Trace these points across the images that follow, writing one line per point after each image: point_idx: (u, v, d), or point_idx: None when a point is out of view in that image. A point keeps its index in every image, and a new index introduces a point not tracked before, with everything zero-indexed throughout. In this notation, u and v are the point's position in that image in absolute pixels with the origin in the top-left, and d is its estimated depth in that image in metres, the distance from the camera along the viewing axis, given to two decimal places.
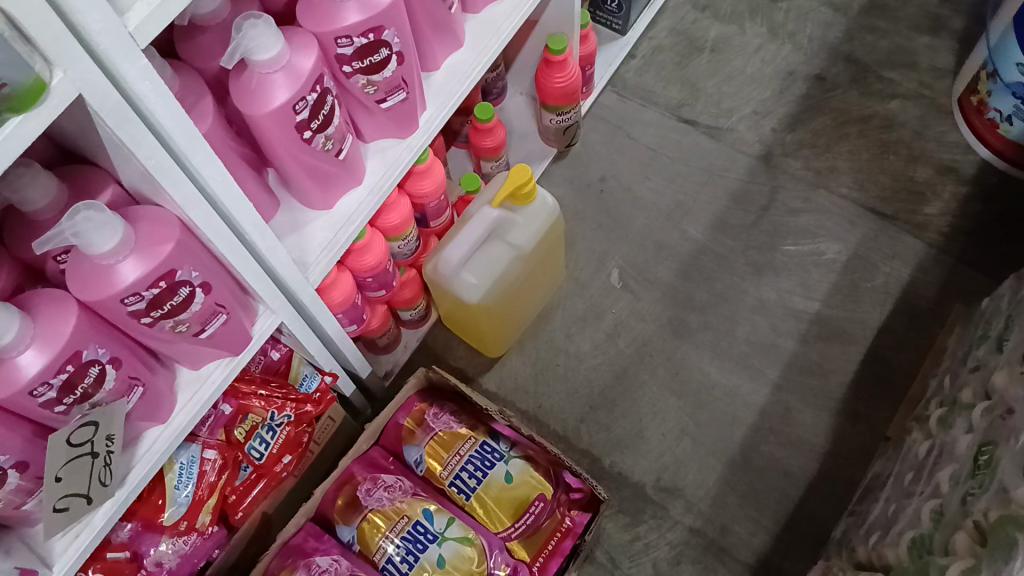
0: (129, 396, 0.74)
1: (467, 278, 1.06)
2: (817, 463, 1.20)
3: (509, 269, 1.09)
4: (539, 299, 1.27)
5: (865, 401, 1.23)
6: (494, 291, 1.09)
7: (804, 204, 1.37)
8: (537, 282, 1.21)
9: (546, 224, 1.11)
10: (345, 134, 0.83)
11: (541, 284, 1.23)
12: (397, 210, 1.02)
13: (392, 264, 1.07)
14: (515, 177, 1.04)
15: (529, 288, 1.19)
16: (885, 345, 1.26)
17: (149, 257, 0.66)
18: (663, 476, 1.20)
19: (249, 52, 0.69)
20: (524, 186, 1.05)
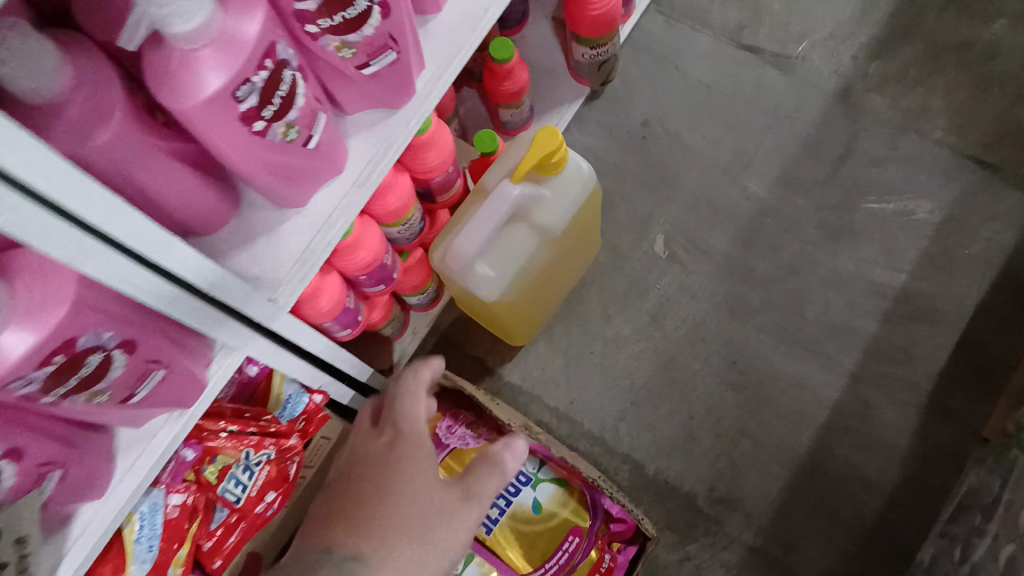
0: (43, 483, 0.56)
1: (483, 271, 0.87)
2: (899, 469, 1.01)
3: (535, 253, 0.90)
4: (570, 280, 1.07)
5: (959, 396, 1.03)
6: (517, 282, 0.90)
7: (890, 152, 1.14)
8: (568, 264, 1.01)
9: (580, 196, 0.90)
10: (315, 114, 0.62)
11: (572, 265, 1.03)
12: (396, 191, 0.82)
13: (391, 253, 0.88)
14: (541, 144, 0.83)
15: (558, 273, 0.99)
16: (984, 327, 1.05)
17: (37, 329, 0.46)
18: (718, 486, 1.03)
19: (161, 21, 0.48)
20: (554, 155, 0.84)
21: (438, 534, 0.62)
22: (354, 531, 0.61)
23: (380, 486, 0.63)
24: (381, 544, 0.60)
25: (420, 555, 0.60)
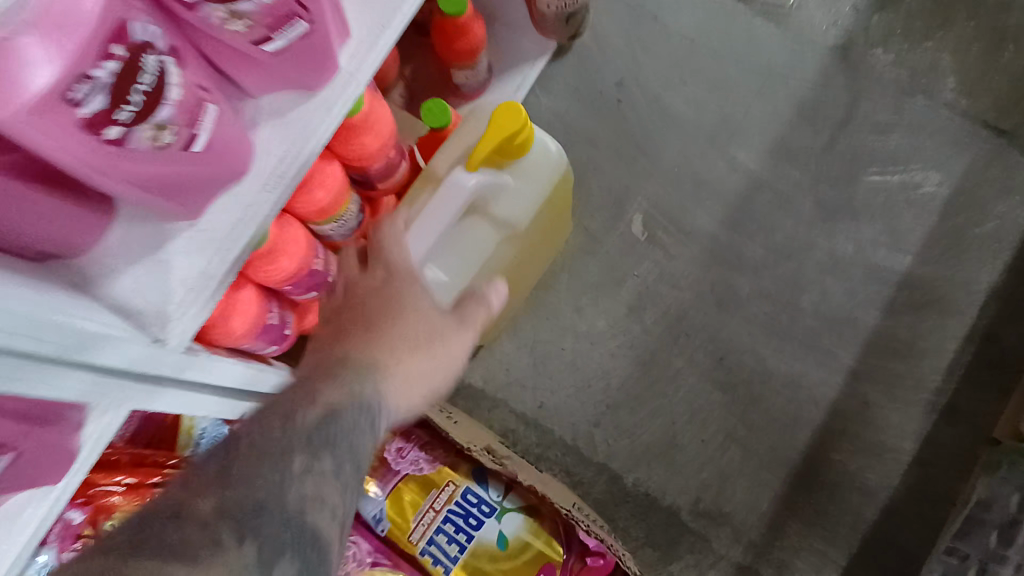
0: None
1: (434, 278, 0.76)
2: (902, 477, 0.92)
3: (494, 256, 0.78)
4: (539, 271, 0.94)
5: (967, 394, 0.93)
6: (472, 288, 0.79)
7: (895, 117, 1.01)
8: (534, 258, 0.89)
9: (547, 187, 0.78)
10: (201, 107, 0.47)
11: (540, 256, 0.91)
12: (324, 185, 0.67)
13: (324, 254, 0.74)
14: (500, 124, 0.69)
15: (523, 270, 0.88)
16: (995, 316, 0.95)
17: None
18: (703, 498, 0.93)
19: None
20: (515, 135, 0.70)
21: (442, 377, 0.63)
22: (375, 337, 0.59)
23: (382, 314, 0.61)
24: (397, 366, 0.59)
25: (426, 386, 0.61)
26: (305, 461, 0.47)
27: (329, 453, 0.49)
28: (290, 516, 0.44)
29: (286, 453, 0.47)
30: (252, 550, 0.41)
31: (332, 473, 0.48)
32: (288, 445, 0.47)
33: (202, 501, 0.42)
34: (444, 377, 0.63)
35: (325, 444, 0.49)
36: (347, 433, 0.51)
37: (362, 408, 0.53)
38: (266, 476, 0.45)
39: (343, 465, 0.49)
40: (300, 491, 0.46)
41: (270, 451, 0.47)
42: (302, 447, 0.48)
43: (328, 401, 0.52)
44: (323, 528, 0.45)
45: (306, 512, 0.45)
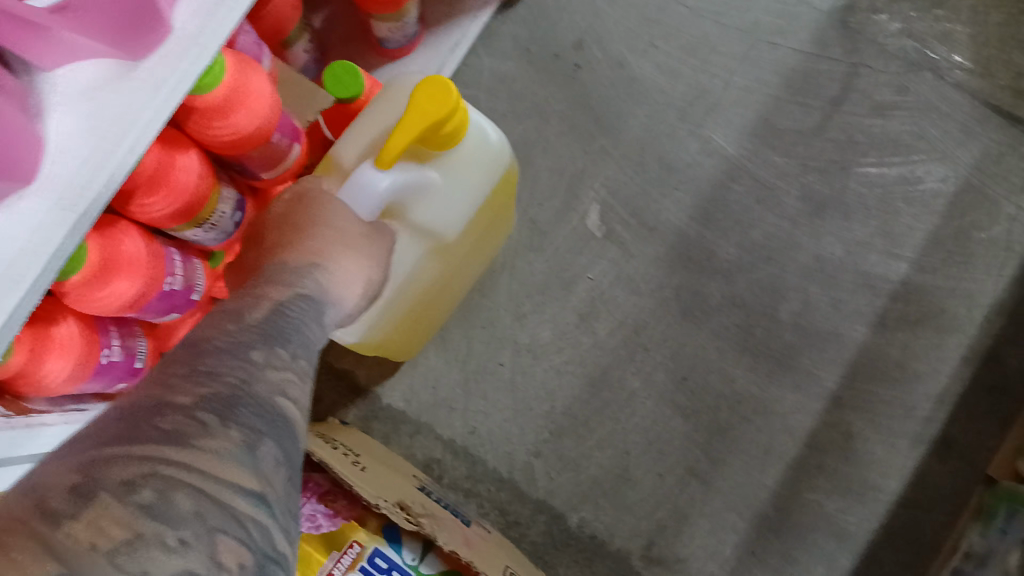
0: None
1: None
2: (883, 520, 0.80)
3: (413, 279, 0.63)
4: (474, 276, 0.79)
5: (963, 426, 0.81)
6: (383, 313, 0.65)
7: (897, 98, 0.86)
8: (471, 264, 0.74)
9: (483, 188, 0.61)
10: None
11: (477, 260, 0.75)
12: (168, 185, 0.49)
13: (184, 268, 0.57)
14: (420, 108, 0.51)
15: (457, 279, 0.73)
16: (1000, 335, 0.82)
17: None
18: (657, 541, 0.80)
19: None
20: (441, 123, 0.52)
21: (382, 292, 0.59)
22: (316, 230, 0.54)
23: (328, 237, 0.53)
24: (345, 266, 0.54)
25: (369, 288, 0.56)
26: (265, 352, 0.40)
27: (286, 341, 0.42)
28: (269, 407, 0.36)
29: (245, 343, 0.40)
30: (240, 434, 0.33)
31: (292, 363, 0.41)
32: (245, 340, 0.40)
33: (175, 393, 0.33)
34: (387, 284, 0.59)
35: (282, 338, 0.43)
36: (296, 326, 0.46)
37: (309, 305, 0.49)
38: (234, 365, 0.37)
39: (300, 354, 0.43)
40: (271, 378, 0.38)
41: (227, 346, 0.39)
42: (256, 337, 0.41)
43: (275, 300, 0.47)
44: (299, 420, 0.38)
45: (279, 399, 0.37)
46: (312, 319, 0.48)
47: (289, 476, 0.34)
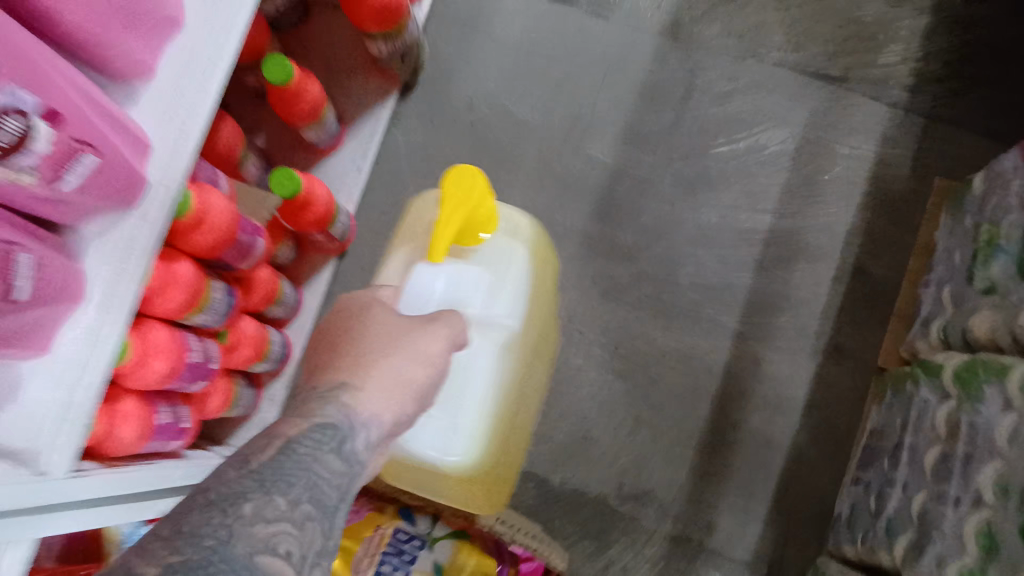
0: None
1: (428, 428, 0.75)
2: (802, 420, 0.98)
3: (495, 378, 0.75)
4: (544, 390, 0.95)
5: (847, 330, 0.99)
6: (480, 423, 0.76)
7: (732, 85, 1.06)
8: (540, 373, 0.87)
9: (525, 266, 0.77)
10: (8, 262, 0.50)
11: (544, 374, 0.89)
12: (178, 284, 0.70)
13: (201, 342, 0.77)
14: (454, 194, 0.64)
15: (531, 395, 0.85)
16: (859, 251, 1.01)
17: None
18: (626, 482, 0.98)
19: None
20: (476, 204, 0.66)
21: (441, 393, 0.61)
22: (350, 344, 0.56)
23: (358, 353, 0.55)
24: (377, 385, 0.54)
25: (422, 387, 0.56)
26: (260, 502, 0.42)
27: (287, 488, 0.44)
28: (251, 570, 0.39)
29: (241, 493, 0.42)
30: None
31: (291, 509, 0.43)
32: (242, 488, 0.42)
33: (146, 564, 0.37)
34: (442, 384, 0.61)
35: (287, 481, 0.44)
36: (316, 459, 0.47)
37: (332, 431, 0.50)
38: (218, 514, 0.40)
39: (301, 498, 0.44)
40: (258, 535, 0.40)
41: (222, 498, 0.42)
42: (257, 488, 0.43)
43: (288, 433, 0.48)
44: (290, 571, 0.40)
45: (258, 557, 0.39)
46: (336, 450, 0.49)
47: None
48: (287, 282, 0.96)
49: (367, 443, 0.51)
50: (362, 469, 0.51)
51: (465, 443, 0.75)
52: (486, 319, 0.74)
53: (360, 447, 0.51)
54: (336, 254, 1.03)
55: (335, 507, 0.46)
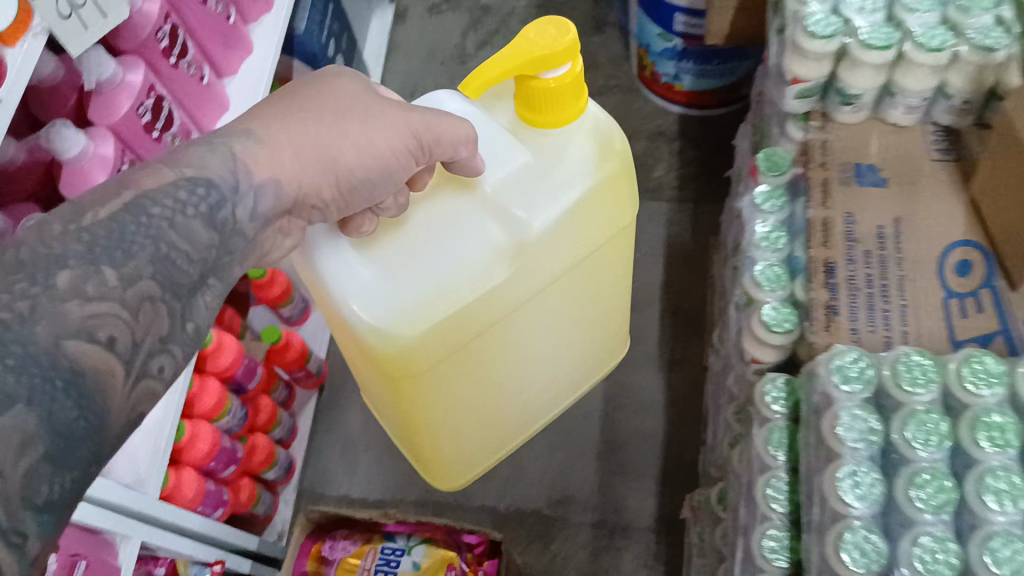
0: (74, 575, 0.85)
1: (357, 276, 0.80)
2: (664, 417, 1.37)
3: (473, 273, 0.82)
4: (586, 333, 1.09)
5: (678, 348, 1.42)
6: (420, 312, 0.81)
7: None
8: (572, 303, 0.99)
9: (569, 196, 0.85)
10: None
11: (577, 306, 1.00)
12: (210, 392, 1.11)
13: (228, 439, 1.16)
14: (537, 42, 0.80)
15: (543, 317, 0.95)
16: (672, 296, 1.46)
17: None
18: (553, 493, 1.35)
19: None
20: (554, 66, 0.81)
21: (364, 194, 0.73)
22: (299, 104, 0.67)
23: (309, 106, 0.67)
24: (280, 152, 0.64)
25: (347, 172, 0.69)
26: (82, 274, 0.47)
27: (124, 263, 0.49)
28: (55, 354, 0.44)
29: (59, 257, 0.47)
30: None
31: (119, 288, 0.49)
32: (65, 254, 0.48)
33: None
34: (395, 179, 0.74)
35: (126, 251, 0.50)
36: (172, 223, 0.54)
37: (203, 186, 0.57)
38: (29, 280, 0.46)
39: (133, 275, 0.50)
40: (73, 316, 0.46)
41: (41, 262, 0.47)
42: (84, 259, 0.48)
43: (148, 188, 0.54)
44: (108, 356, 0.47)
45: (67, 342, 0.45)
46: (203, 209, 0.56)
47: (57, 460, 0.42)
48: (284, 412, 1.35)
49: (251, 211, 0.61)
50: (243, 234, 0.60)
51: (403, 309, 0.80)
52: (507, 207, 0.83)
53: (243, 214, 0.60)
54: (315, 390, 1.46)
55: (184, 287, 0.53)
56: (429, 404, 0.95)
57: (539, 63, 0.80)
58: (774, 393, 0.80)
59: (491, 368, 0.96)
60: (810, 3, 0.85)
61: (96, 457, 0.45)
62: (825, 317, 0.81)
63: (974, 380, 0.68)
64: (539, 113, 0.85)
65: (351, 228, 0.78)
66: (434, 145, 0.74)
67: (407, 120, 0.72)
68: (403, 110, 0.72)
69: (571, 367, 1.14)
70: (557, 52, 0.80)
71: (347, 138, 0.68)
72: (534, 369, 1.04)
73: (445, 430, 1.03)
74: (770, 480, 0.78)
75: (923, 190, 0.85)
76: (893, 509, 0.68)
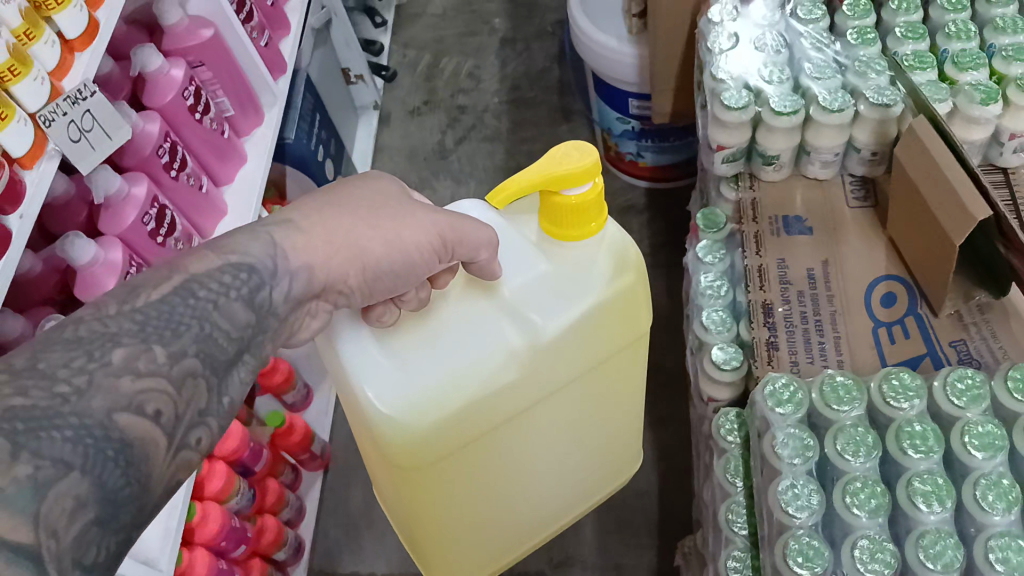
0: None
1: (369, 362, 0.71)
2: (655, 473, 1.43)
3: (493, 371, 0.72)
4: (612, 451, 0.97)
5: (663, 406, 1.49)
6: (438, 401, 0.71)
7: None
8: (610, 405, 0.88)
9: (602, 291, 0.74)
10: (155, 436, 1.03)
11: (607, 416, 0.89)
12: (217, 475, 1.18)
13: (238, 519, 1.22)
14: (557, 159, 0.70)
15: (578, 417, 0.84)
16: (653, 357, 1.54)
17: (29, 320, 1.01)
18: (554, 555, 1.38)
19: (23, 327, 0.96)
20: (577, 184, 0.70)
21: (389, 284, 0.66)
22: (331, 204, 0.64)
23: (334, 208, 0.64)
24: (308, 248, 0.61)
25: (375, 264, 0.64)
26: (135, 350, 0.50)
27: (172, 342, 0.51)
28: (108, 426, 0.46)
29: (112, 338, 0.49)
30: (50, 462, 0.43)
31: (167, 368, 0.50)
32: (117, 333, 0.50)
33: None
34: (415, 280, 0.68)
35: (174, 330, 0.52)
36: (217, 307, 0.55)
37: (247, 272, 0.58)
38: (86, 355, 0.48)
39: (183, 352, 0.52)
40: (124, 388, 0.48)
41: (95, 338, 0.49)
42: (136, 338, 0.50)
43: (194, 272, 0.56)
44: (153, 428, 0.48)
45: (117, 414, 0.47)
46: (245, 292, 0.57)
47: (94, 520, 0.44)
48: (290, 494, 1.41)
49: (286, 293, 0.60)
50: (276, 315, 0.60)
51: (408, 401, 0.70)
52: (529, 305, 0.73)
53: (278, 295, 0.59)
54: (320, 471, 1.52)
55: (222, 363, 0.54)
56: (444, 511, 0.83)
57: (557, 182, 0.70)
58: (727, 425, 0.88)
59: (517, 475, 0.85)
60: (725, 80, 0.99)
61: (139, 523, 0.46)
62: (767, 353, 0.89)
63: (893, 395, 0.76)
64: (562, 229, 0.73)
65: (372, 316, 0.70)
66: (458, 246, 0.68)
67: (433, 220, 0.67)
68: (431, 210, 0.67)
69: (601, 483, 1.01)
70: (575, 169, 0.69)
71: (376, 233, 0.64)
72: (560, 482, 0.92)
73: (460, 544, 0.90)
74: (730, 506, 0.84)
75: (847, 235, 0.94)
76: (835, 520, 0.73)
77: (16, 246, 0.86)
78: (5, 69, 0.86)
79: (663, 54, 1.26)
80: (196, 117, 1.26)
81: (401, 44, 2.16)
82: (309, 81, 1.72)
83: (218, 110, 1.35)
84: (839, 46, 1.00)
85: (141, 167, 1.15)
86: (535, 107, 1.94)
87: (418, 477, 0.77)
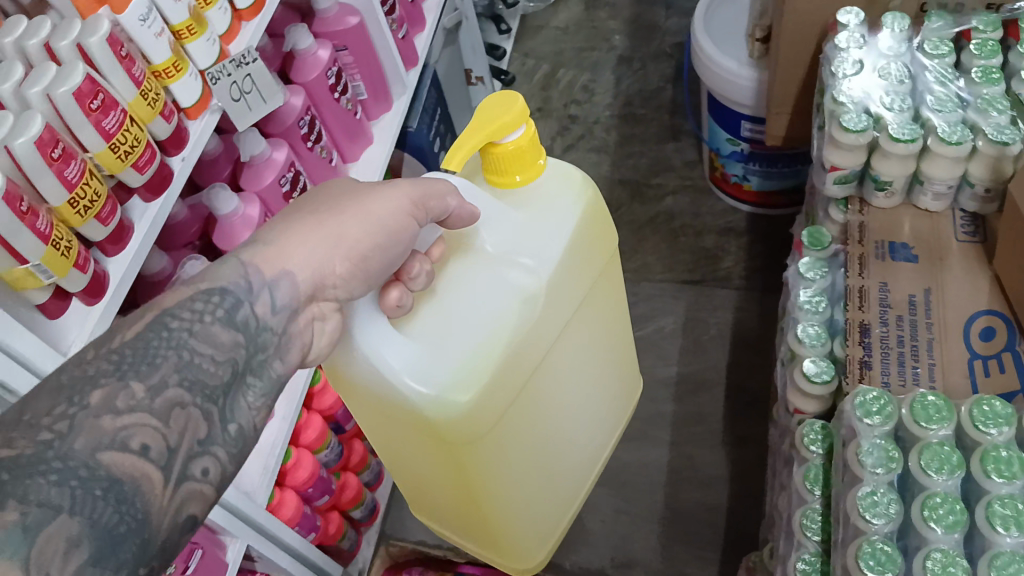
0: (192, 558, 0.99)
1: (397, 348, 0.72)
2: (728, 489, 1.44)
3: (513, 321, 0.75)
4: (616, 383, 1.01)
5: (743, 427, 1.50)
6: (474, 366, 0.73)
7: (634, 299, 1.69)
8: (605, 329, 0.92)
9: (573, 218, 0.80)
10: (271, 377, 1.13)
11: (604, 344, 0.93)
12: (313, 426, 1.27)
13: (325, 471, 1.30)
14: (487, 111, 0.78)
15: (584, 350, 0.88)
16: (738, 377, 1.55)
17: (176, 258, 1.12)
18: (617, 554, 1.41)
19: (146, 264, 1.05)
20: (507, 131, 0.78)
21: (382, 261, 0.70)
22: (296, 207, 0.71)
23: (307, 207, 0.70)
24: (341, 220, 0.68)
25: (355, 244, 0.68)
26: (113, 389, 0.52)
27: (150, 374, 0.53)
28: (92, 465, 0.48)
29: (92, 380, 0.52)
30: (36, 506, 0.44)
31: (149, 400, 0.52)
32: (94, 378, 0.52)
33: None
34: (404, 246, 0.72)
35: (151, 363, 0.54)
36: (191, 334, 0.57)
37: (220, 295, 0.61)
38: (65, 402, 0.50)
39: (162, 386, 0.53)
40: (107, 426, 0.50)
41: (76, 383, 0.51)
42: (113, 376, 0.52)
43: (167, 307, 0.58)
44: (142, 463, 0.50)
45: (102, 452, 0.49)
46: (220, 315, 0.60)
47: (91, 558, 0.45)
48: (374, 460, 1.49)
49: (270, 307, 0.63)
50: (270, 330, 0.63)
51: (449, 375, 0.72)
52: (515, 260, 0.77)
53: (262, 311, 0.63)
54: None
55: (217, 390, 0.56)
56: (493, 481, 0.85)
57: (492, 133, 0.77)
58: (812, 435, 0.90)
59: (546, 425, 0.87)
60: (845, 104, 1.02)
61: (143, 558, 0.48)
62: (859, 371, 0.91)
63: (983, 419, 0.76)
64: (505, 174, 0.81)
65: (387, 303, 0.72)
66: (432, 199, 0.72)
67: (401, 190, 0.71)
68: (400, 184, 0.72)
69: (617, 413, 1.05)
70: (504, 119, 0.77)
71: (350, 216, 0.69)
72: (585, 420, 0.96)
73: (521, 510, 0.93)
74: (806, 513, 0.86)
75: (951, 266, 0.95)
76: (912, 532, 0.75)
77: (178, 185, 0.97)
78: (184, 27, 0.97)
79: (782, 80, 1.30)
80: (335, 97, 1.36)
81: (521, 53, 2.25)
82: (436, 78, 1.82)
83: (354, 92, 1.45)
84: (963, 82, 1.02)
85: (284, 135, 1.26)
86: (646, 123, 1.99)
87: (467, 451, 0.79)
